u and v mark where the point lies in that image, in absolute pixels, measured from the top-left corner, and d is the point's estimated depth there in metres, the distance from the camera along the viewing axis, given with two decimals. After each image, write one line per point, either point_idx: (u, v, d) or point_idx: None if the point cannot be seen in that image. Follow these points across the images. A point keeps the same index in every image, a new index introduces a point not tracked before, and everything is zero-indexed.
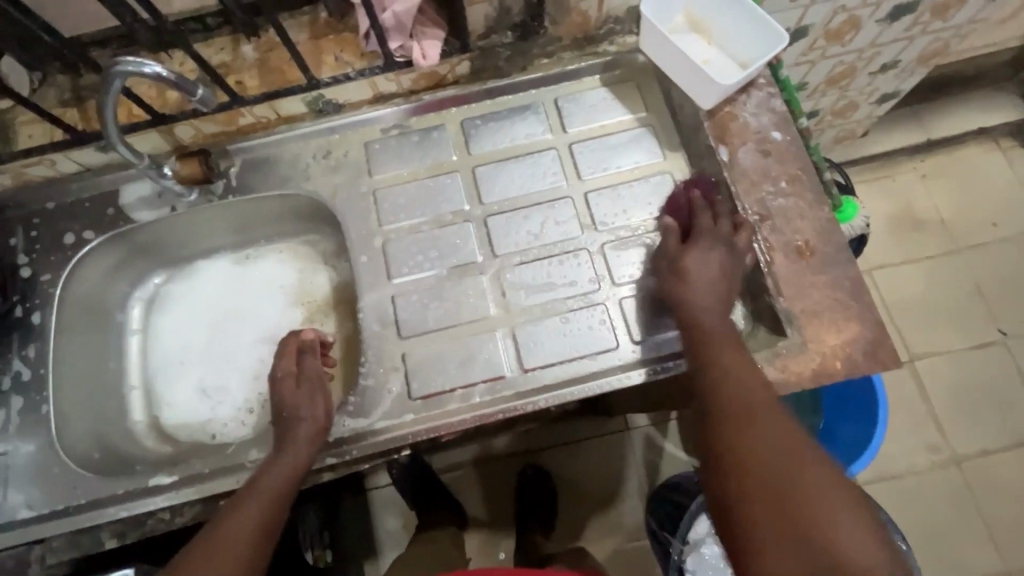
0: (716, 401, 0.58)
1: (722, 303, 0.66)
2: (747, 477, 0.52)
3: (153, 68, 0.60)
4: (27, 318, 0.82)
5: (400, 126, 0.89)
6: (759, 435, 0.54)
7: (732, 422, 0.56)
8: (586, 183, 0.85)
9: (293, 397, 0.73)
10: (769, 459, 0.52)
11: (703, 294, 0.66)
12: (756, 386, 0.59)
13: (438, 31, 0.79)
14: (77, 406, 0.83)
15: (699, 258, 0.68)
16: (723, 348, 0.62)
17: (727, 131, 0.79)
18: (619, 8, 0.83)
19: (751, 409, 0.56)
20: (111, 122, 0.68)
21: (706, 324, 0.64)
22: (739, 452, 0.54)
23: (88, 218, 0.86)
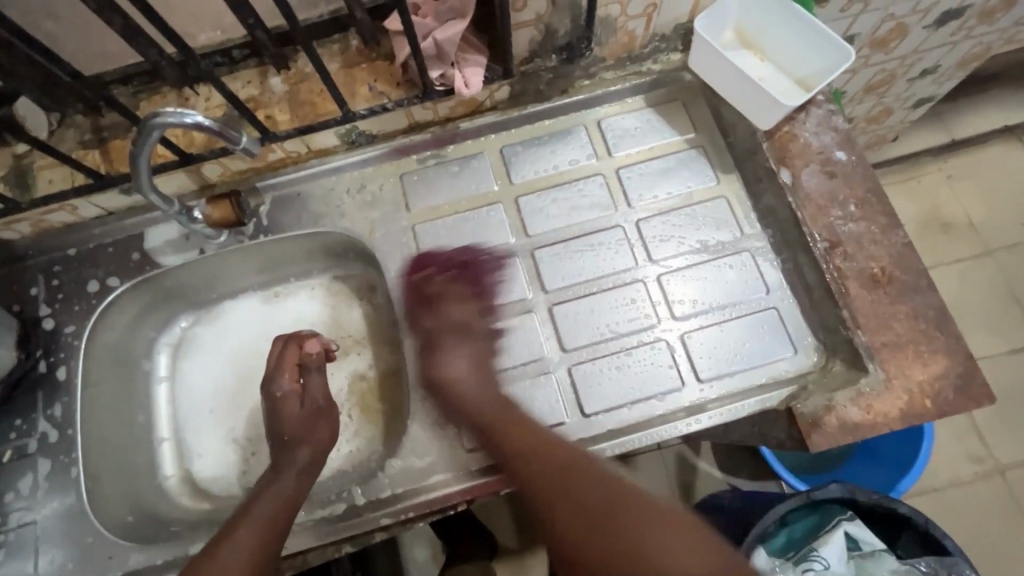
0: (511, 446, 0.67)
1: (486, 386, 0.72)
2: (563, 517, 0.60)
3: (195, 118, 0.55)
4: (52, 375, 0.77)
5: (436, 155, 0.84)
6: (553, 481, 0.63)
7: (535, 468, 0.64)
8: (636, 210, 0.81)
9: (294, 419, 0.76)
10: (576, 499, 0.61)
11: (470, 394, 0.71)
12: (536, 441, 0.66)
13: (478, 57, 0.74)
14: (107, 465, 0.78)
15: (469, 358, 0.74)
16: (512, 410, 0.70)
17: (788, 152, 0.75)
18: (666, 26, 0.79)
19: (562, 475, 0.63)
20: (145, 176, 0.63)
21: (485, 408, 0.70)
22: (536, 481, 0.64)
23: (111, 264, 0.82)
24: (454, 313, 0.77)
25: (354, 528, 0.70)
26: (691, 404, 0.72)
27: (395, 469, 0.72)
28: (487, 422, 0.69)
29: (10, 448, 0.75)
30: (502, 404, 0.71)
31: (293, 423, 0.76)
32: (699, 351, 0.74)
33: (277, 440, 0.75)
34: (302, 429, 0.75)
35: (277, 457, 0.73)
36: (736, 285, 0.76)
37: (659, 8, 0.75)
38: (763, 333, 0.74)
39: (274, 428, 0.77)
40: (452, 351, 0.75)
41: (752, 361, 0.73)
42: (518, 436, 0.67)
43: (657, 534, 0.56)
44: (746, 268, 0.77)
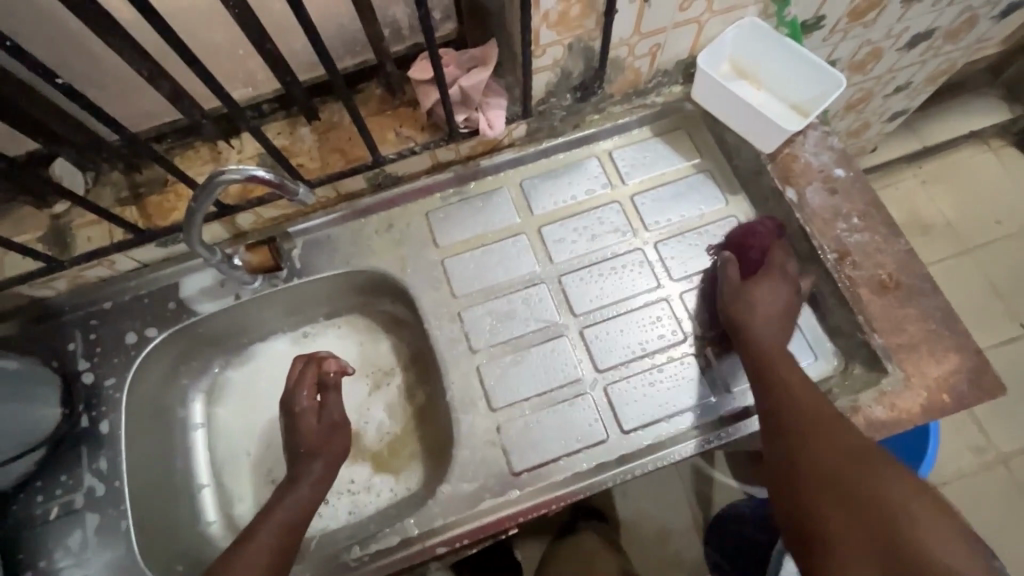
0: (783, 416, 0.66)
1: (776, 330, 0.73)
2: (818, 506, 0.60)
3: (256, 172, 0.59)
4: (95, 428, 0.78)
5: (459, 192, 0.88)
6: (845, 466, 0.61)
7: (812, 442, 0.64)
8: (653, 233, 0.86)
9: (314, 433, 0.77)
10: (860, 492, 0.58)
11: (760, 320, 0.73)
12: (837, 437, 0.63)
13: (499, 100, 0.79)
14: (153, 516, 0.78)
15: (782, 292, 0.75)
16: (785, 367, 0.70)
17: (792, 172, 0.81)
18: (669, 62, 0.85)
19: (817, 427, 0.64)
20: (197, 231, 0.66)
21: (768, 348, 0.71)
22: (810, 472, 0.62)
23: (148, 314, 0.83)
24: (778, 260, 0.78)
25: (409, 561, 0.71)
26: (742, 408, 0.76)
27: (443, 496, 0.73)
28: (769, 381, 0.69)
29: (55, 506, 0.75)
30: (774, 349, 0.72)
31: (308, 438, 0.76)
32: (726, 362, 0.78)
33: (293, 452, 0.76)
34: (318, 444, 0.76)
35: (292, 470, 0.75)
36: None
37: (663, 47, 0.81)
38: None
39: (292, 440, 0.77)
40: (761, 287, 0.75)
41: None
42: (827, 422, 0.65)
43: (937, 535, 0.53)
44: None
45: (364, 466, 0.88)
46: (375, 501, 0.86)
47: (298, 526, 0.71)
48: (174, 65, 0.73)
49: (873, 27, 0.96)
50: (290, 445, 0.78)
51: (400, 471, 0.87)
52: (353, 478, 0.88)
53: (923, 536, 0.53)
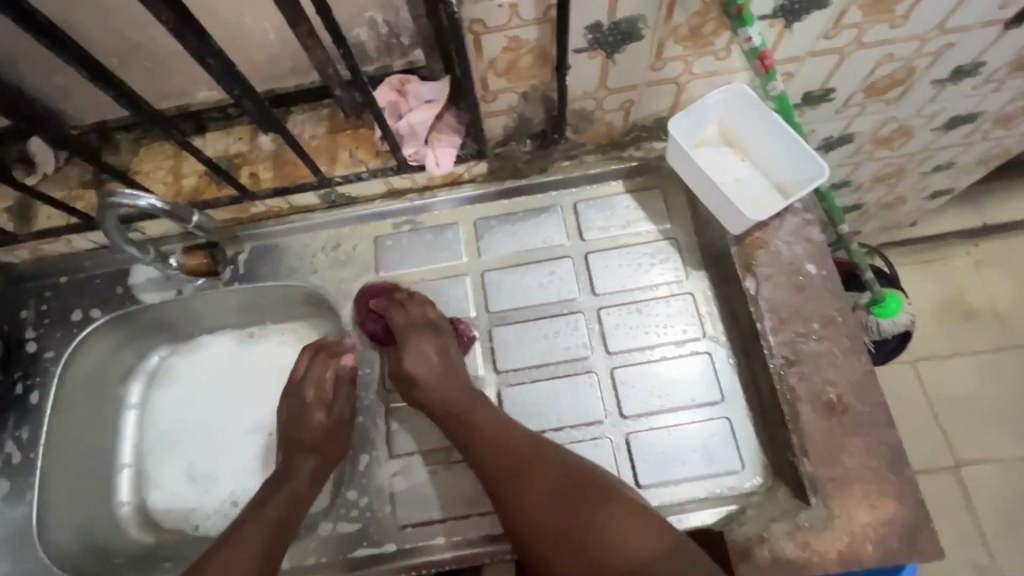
0: (485, 459, 0.68)
1: (453, 380, 0.74)
2: (538, 535, 0.63)
3: (151, 202, 0.65)
4: (25, 397, 0.82)
5: (411, 221, 0.86)
6: (518, 499, 0.65)
7: (504, 478, 0.67)
8: (599, 298, 0.80)
9: (320, 426, 0.75)
10: (595, 539, 0.60)
11: (428, 381, 0.73)
12: (541, 492, 0.65)
13: (453, 138, 0.76)
14: (64, 491, 0.81)
15: (432, 350, 0.75)
16: (482, 409, 0.72)
17: (755, 260, 0.74)
18: (646, 119, 0.79)
19: (526, 468, 0.67)
20: (125, 247, 0.73)
21: (445, 404, 0.72)
22: (531, 515, 0.64)
23: (96, 295, 0.86)
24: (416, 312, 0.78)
25: None
26: None
27: (324, 534, 0.72)
28: (467, 434, 0.70)
29: None
30: (457, 401, 0.72)
31: (315, 428, 0.75)
32: (642, 454, 0.73)
33: (293, 441, 0.75)
34: (319, 439, 0.74)
35: (286, 465, 0.74)
36: (690, 390, 0.75)
37: (636, 104, 0.75)
38: (712, 444, 0.72)
39: (296, 432, 0.76)
40: (409, 347, 0.76)
41: (696, 473, 0.71)
42: (527, 465, 0.67)
43: (618, 521, 0.61)
44: (704, 375, 0.75)
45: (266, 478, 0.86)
46: None
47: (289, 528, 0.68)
48: (140, 65, 0.74)
49: (898, 105, 0.85)
50: (291, 435, 0.76)
51: None
52: None
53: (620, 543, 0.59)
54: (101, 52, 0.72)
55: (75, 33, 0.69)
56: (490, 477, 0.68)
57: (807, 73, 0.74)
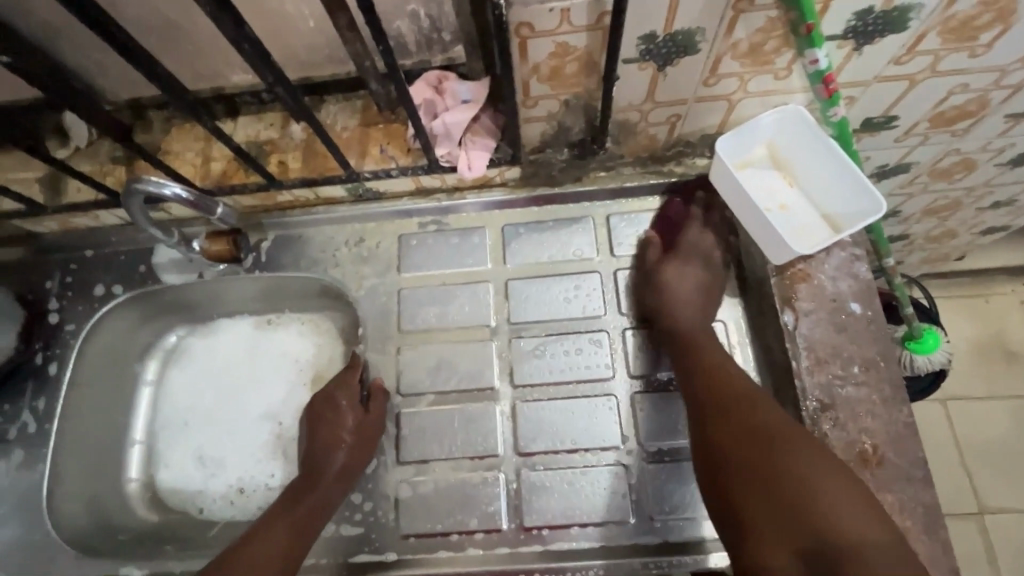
0: (707, 397, 0.65)
1: (689, 309, 0.72)
2: (742, 493, 0.57)
3: (176, 191, 0.64)
4: (44, 367, 0.83)
5: (437, 221, 0.83)
6: (722, 438, 0.61)
7: (710, 411, 0.64)
8: (626, 318, 0.77)
9: (348, 433, 0.72)
10: (788, 482, 0.55)
11: (680, 298, 0.73)
12: (803, 463, 0.56)
13: (488, 141, 0.73)
14: (76, 464, 0.82)
15: (696, 279, 0.75)
16: (711, 353, 0.69)
17: (796, 293, 0.69)
18: (692, 134, 0.75)
19: (738, 408, 0.62)
20: (151, 228, 0.73)
21: (686, 327, 0.71)
22: (724, 447, 0.60)
23: (119, 272, 0.86)
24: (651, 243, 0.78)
25: None
26: (624, 547, 0.68)
27: (326, 536, 0.71)
28: (693, 358, 0.69)
29: None
30: (695, 333, 0.71)
31: (346, 434, 0.71)
32: (659, 487, 0.70)
33: (322, 441, 0.72)
34: (351, 443, 0.71)
35: (315, 462, 0.71)
36: None
37: (684, 119, 0.71)
38: None
39: (326, 433, 0.73)
40: (685, 262, 0.75)
41: None
42: (739, 404, 0.63)
43: (828, 490, 0.53)
44: None
45: (273, 469, 0.86)
46: None
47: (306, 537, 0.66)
48: (175, 45, 0.72)
49: (964, 138, 0.79)
50: (321, 434, 0.73)
51: None
52: (273, 474, 0.85)
53: (832, 510, 0.52)
54: (137, 30, 0.71)
55: (113, 9, 0.68)
56: (697, 417, 0.65)
57: (871, 98, 0.69)
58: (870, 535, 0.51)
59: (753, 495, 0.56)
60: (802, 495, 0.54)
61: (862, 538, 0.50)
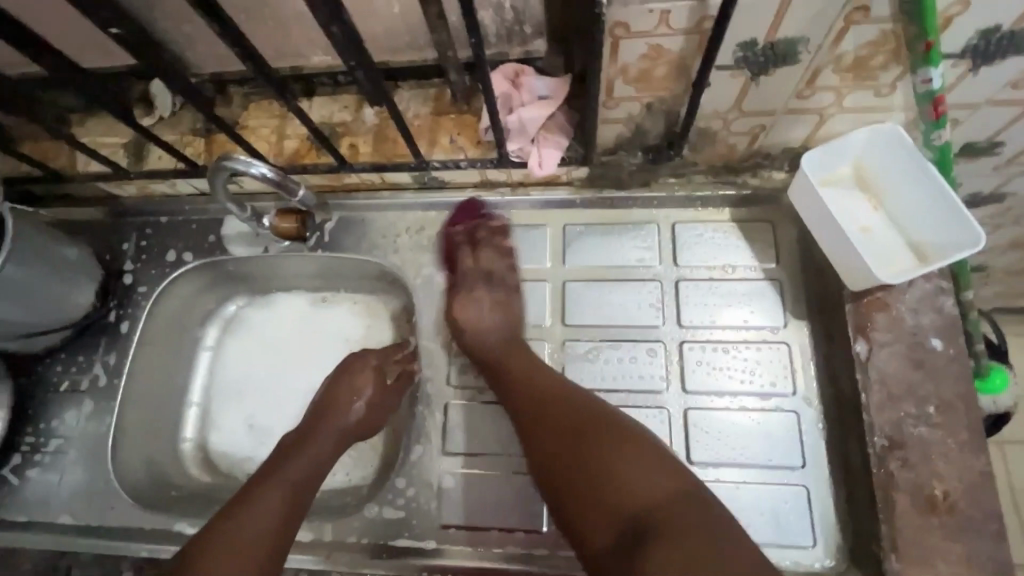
0: (518, 400, 0.67)
1: (506, 334, 0.74)
2: (565, 488, 0.59)
3: (261, 170, 0.66)
4: (117, 325, 0.87)
5: (499, 215, 0.83)
6: (544, 441, 0.62)
7: (530, 417, 0.65)
8: (684, 330, 0.75)
9: (368, 402, 0.74)
10: (600, 476, 0.57)
11: (478, 326, 0.74)
12: (632, 461, 0.58)
13: (561, 139, 0.72)
14: (139, 419, 0.86)
15: (489, 299, 0.75)
16: (535, 369, 0.69)
17: (871, 323, 0.66)
18: (773, 146, 0.72)
19: (553, 403, 0.65)
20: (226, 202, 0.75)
21: (503, 347, 0.73)
22: (549, 452, 0.61)
23: (190, 240, 0.89)
24: (481, 260, 0.77)
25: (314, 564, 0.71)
26: None
27: (368, 517, 0.72)
28: (507, 379, 0.70)
29: (66, 380, 0.85)
30: (508, 347, 0.73)
31: (362, 402, 0.74)
32: None
33: (334, 404, 0.73)
34: (365, 411, 0.74)
35: (311, 427, 0.71)
36: (768, 448, 0.69)
37: (768, 129, 0.68)
38: (785, 511, 0.67)
39: (343, 399, 0.74)
40: (474, 292, 0.76)
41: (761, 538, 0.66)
42: (547, 404, 0.65)
43: (644, 474, 0.56)
44: (788, 434, 0.69)
45: None
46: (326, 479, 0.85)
47: (301, 501, 0.65)
48: (262, 23, 0.74)
49: None
50: (334, 397, 0.74)
51: (356, 459, 0.86)
52: None
53: (631, 486, 0.56)
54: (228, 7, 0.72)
55: None
56: (520, 420, 0.66)
57: (977, 122, 0.64)
58: (665, 493, 0.55)
59: (572, 496, 0.58)
60: (629, 491, 0.55)
61: (665, 500, 0.55)
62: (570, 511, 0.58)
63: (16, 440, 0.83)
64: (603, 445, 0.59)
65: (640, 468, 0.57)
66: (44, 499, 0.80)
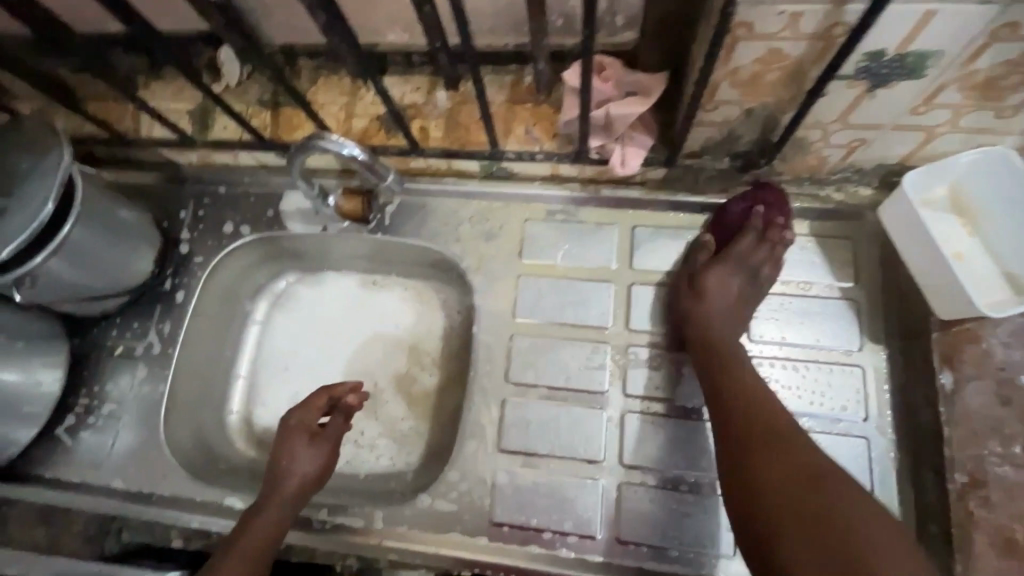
0: (735, 413, 0.61)
1: (724, 320, 0.69)
2: (781, 530, 0.52)
3: (354, 151, 0.66)
4: (172, 293, 0.87)
5: (565, 210, 0.80)
6: (768, 483, 0.55)
7: (759, 447, 0.57)
8: (753, 345, 0.73)
9: (304, 457, 0.70)
10: (836, 535, 0.50)
11: (716, 312, 0.69)
12: (867, 527, 0.50)
13: (645, 139, 0.70)
14: (189, 388, 0.86)
15: (735, 277, 0.70)
16: (746, 373, 0.64)
17: (960, 354, 0.64)
18: (867, 162, 0.69)
19: (775, 434, 0.58)
20: (297, 180, 0.74)
21: (720, 339, 0.68)
22: (771, 484, 0.55)
23: (248, 213, 0.88)
24: (741, 246, 0.70)
25: (365, 549, 0.72)
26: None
27: (419, 507, 0.72)
28: (714, 370, 0.66)
29: (121, 345, 0.85)
30: (716, 338, 0.68)
31: (296, 461, 0.70)
32: None
33: (273, 468, 0.70)
34: (305, 466, 0.69)
35: (264, 492, 0.68)
36: None
37: (868, 144, 0.65)
38: None
39: (278, 459, 0.70)
40: (711, 283, 0.70)
41: None
42: (781, 443, 0.57)
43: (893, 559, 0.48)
44: (857, 461, 0.67)
45: (362, 429, 0.86)
46: (372, 463, 0.85)
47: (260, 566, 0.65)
48: None
49: None
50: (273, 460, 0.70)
51: (402, 446, 0.85)
52: (363, 432, 0.86)
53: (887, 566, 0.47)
54: None
55: None
56: (730, 442, 0.60)
57: None
58: None
59: (799, 538, 0.51)
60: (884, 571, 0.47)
61: None
62: (790, 559, 0.50)
63: (70, 402, 0.83)
64: (868, 520, 0.51)
65: (908, 569, 0.47)
66: (95, 461, 0.80)
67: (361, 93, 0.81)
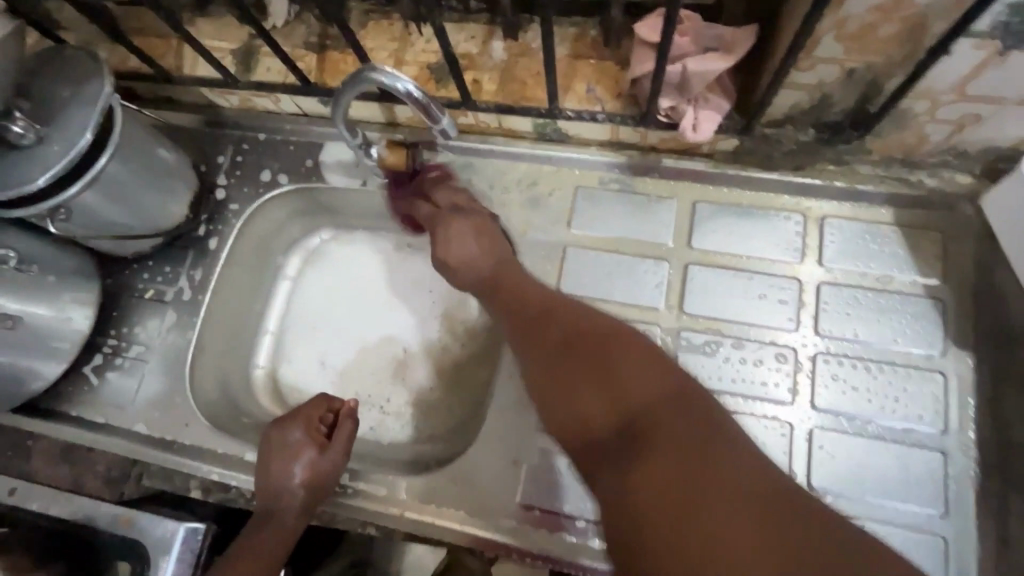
0: (519, 322, 0.61)
1: (492, 254, 0.69)
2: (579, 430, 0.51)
3: (408, 86, 0.60)
4: (205, 240, 0.84)
5: (621, 179, 0.74)
6: (559, 391, 0.54)
7: (546, 341, 0.57)
8: (821, 339, 0.66)
9: (309, 471, 0.67)
10: (610, 406, 0.49)
11: (471, 256, 0.69)
12: (634, 379, 0.50)
13: (722, 103, 0.64)
14: (216, 339, 0.84)
15: (468, 230, 0.70)
16: (530, 286, 0.64)
17: None
18: (972, 144, 0.62)
19: (541, 323, 0.59)
20: (342, 125, 0.68)
21: (496, 270, 0.67)
22: (551, 379, 0.55)
23: (287, 162, 0.85)
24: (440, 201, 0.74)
25: (386, 518, 0.68)
26: None
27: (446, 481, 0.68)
28: (501, 294, 0.65)
29: (151, 288, 0.83)
30: (498, 270, 0.67)
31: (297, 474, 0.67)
32: None
33: (272, 483, 0.67)
34: (308, 477, 0.67)
35: (268, 505, 0.67)
36: (902, 484, 0.61)
37: (981, 121, 0.57)
38: (915, 558, 0.59)
39: (278, 473, 0.67)
40: (453, 235, 0.71)
41: None
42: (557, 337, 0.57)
43: (645, 391, 0.49)
44: (929, 473, 0.61)
45: (388, 396, 0.83)
46: (396, 431, 0.82)
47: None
48: None
49: None
50: (271, 474, 0.67)
51: (428, 416, 0.82)
52: (389, 399, 0.83)
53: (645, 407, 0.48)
54: None
55: None
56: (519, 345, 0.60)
57: None
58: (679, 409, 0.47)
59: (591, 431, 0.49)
60: (649, 414, 0.47)
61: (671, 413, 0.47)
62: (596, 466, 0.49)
63: (99, 341, 0.82)
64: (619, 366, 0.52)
65: (665, 397, 0.48)
66: (120, 405, 0.79)
67: (412, 40, 0.76)
